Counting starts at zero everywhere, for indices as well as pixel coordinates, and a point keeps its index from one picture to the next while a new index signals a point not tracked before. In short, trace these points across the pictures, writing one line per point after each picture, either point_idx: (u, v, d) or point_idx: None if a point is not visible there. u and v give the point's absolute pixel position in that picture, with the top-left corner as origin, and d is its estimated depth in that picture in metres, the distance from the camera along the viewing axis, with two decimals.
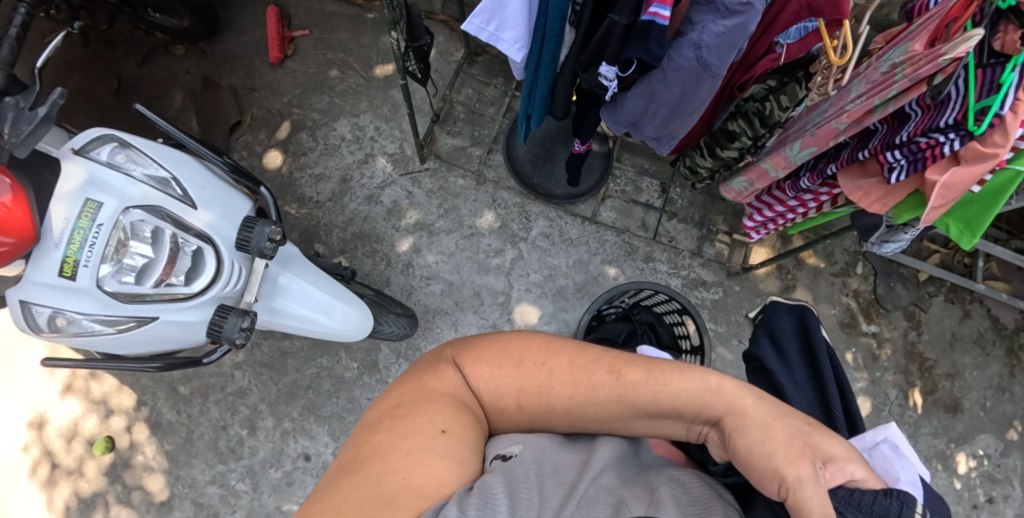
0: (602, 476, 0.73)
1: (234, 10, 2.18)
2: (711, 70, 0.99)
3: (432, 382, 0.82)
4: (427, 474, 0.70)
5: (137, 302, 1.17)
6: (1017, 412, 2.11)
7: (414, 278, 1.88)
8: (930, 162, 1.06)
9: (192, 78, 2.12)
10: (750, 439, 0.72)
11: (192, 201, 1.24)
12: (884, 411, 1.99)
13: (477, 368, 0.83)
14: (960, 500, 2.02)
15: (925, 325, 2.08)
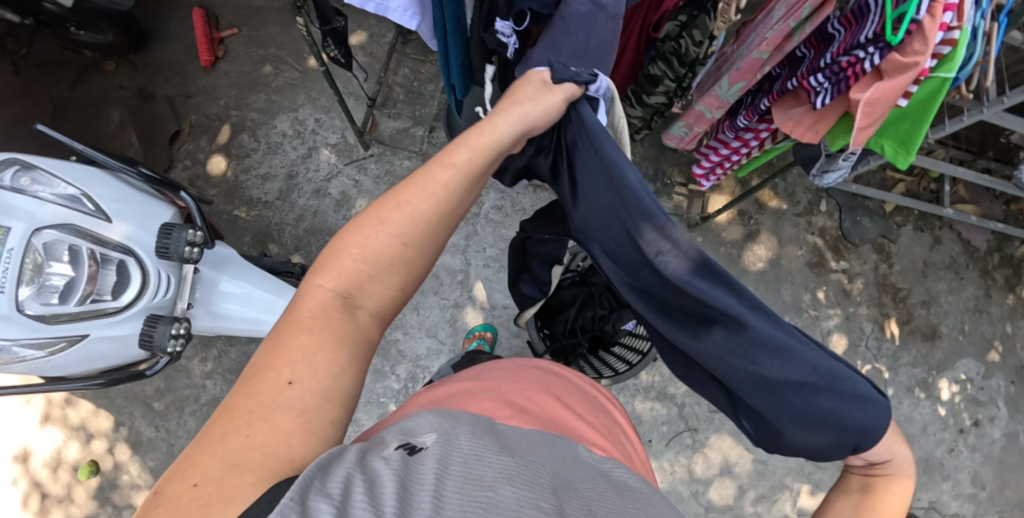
0: (517, 473, 0.63)
1: (160, 18, 2.11)
2: (605, 9, 0.98)
3: (291, 320, 0.71)
4: (306, 426, 0.62)
5: (65, 321, 1.18)
6: (995, 332, 2.10)
7: None
8: (853, 82, 1.02)
9: (126, 92, 2.06)
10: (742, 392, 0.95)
11: (105, 215, 1.24)
12: (861, 346, 1.98)
13: (331, 278, 0.75)
14: (945, 426, 2.03)
15: (895, 256, 2.05)
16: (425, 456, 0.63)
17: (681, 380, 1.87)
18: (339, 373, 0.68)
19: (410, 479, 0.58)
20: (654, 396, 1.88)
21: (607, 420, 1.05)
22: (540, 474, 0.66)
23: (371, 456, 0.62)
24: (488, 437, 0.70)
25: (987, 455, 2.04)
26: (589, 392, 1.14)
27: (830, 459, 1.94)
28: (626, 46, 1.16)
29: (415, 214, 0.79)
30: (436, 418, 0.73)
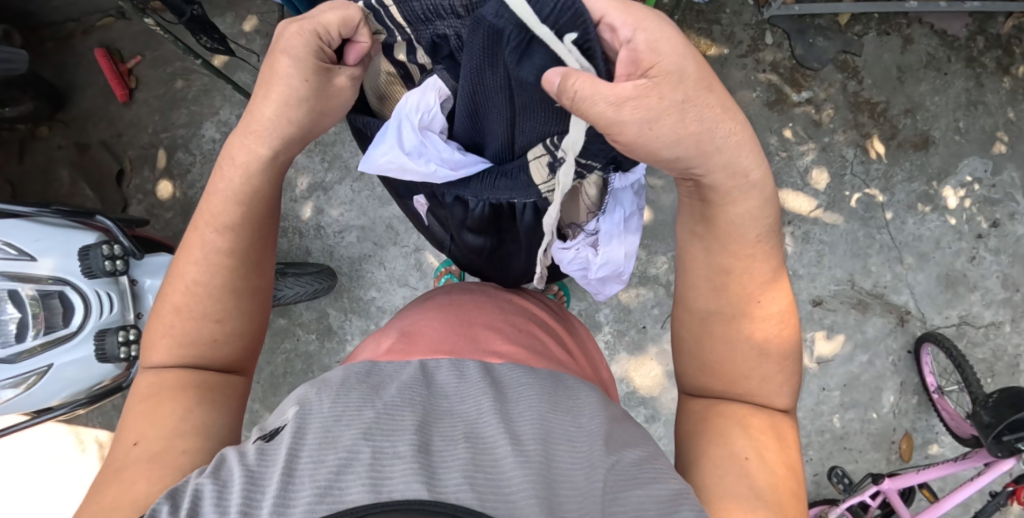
0: (376, 427, 0.60)
1: (68, 68, 2.10)
2: None
3: (139, 397, 0.84)
4: (155, 472, 0.71)
5: (22, 359, 1.20)
6: (997, 122, 1.92)
7: (328, 237, 1.87)
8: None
9: (66, 150, 2.07)
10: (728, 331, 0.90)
11: (28, 253, 1.23)
12: (846, 175, 1.84)
13: (159, 341, 0.88)
14: (961, 236, 1.89)
15: (863, 70, 1.87)
16: (282, 438, 0.61)
17: (660, 259, 1.79)
18: (184, 425, 0.78)
19: (261, 468, 0.57)
20: (637, 282, 1.80)
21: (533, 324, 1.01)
22: (402, 414, 0.62)
23: (231, 454, 0.62)
24: (358, 389, 0.67)
25: (1015, 253, 1.90)
26: (526, 306, 1.08)
27: (839, 300, 1.84)
28: None
29: (225, 212, 0.87)
30: (314, 385, 0.70)
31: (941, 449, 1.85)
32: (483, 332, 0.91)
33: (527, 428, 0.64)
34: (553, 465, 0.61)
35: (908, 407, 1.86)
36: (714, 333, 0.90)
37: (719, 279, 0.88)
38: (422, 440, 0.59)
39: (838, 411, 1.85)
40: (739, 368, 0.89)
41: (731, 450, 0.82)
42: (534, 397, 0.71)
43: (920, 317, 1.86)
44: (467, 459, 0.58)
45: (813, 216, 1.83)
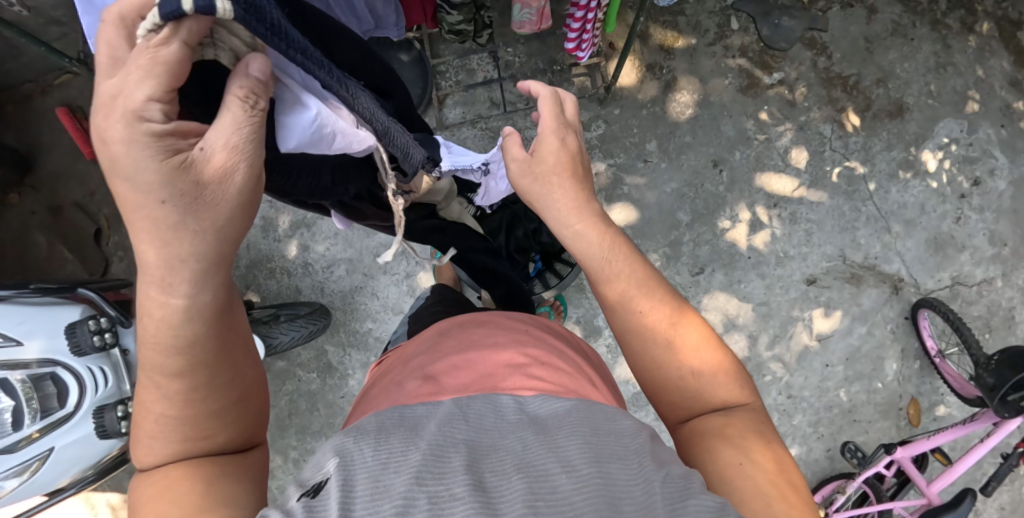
0: (425, 474, 0.53)
1: (31, 132, 2.05)
2: None
3: (140, 499, 0.62)
4: None
5: (20, 448, 1.17)
6: (967, 81, 1.93)
7: (317, 274, 1.84)
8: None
9: (40, 215, 2.03)
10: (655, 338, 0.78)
11: (13, 340, 1.19)
12: (826, 151, 1.84)
13: (147, 443, 0.64)
14: (944, 199, 1.90)
15: (830, 45, 1.87)
16: (329, 491, 0.54)
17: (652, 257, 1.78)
18: (207, 502, 0.59)
19: None
20: None
21: (552, 351, 0.89)
22: (450, 454, 0.56)
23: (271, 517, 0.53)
24: (383, 436, 0.59)
25: (998, 209, 1.92)
26: (538, 333, 0.95)
27: (832, 276, 1.85)
28: None
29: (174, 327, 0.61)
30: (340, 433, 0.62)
31: (947, 410, 1.88)
32: (503, 375, 0.78)
33: (575, 448, 0.58)
34: (608, 484, 0.55)
35: (910, 372, 1.88)
36: (639, 347, 0.78)
37: (608, 282, 0.80)
38: (476, 478, 0.54)
39: (843, 385, 1.86)
40: (674, 378, 0.76)
41: (726, 461, 0.67)
42: (575, 417, 0.63)
43: (913, 283, 1.88)
44: (524, 492, 0.53)
45: (798, 195, 1.83)
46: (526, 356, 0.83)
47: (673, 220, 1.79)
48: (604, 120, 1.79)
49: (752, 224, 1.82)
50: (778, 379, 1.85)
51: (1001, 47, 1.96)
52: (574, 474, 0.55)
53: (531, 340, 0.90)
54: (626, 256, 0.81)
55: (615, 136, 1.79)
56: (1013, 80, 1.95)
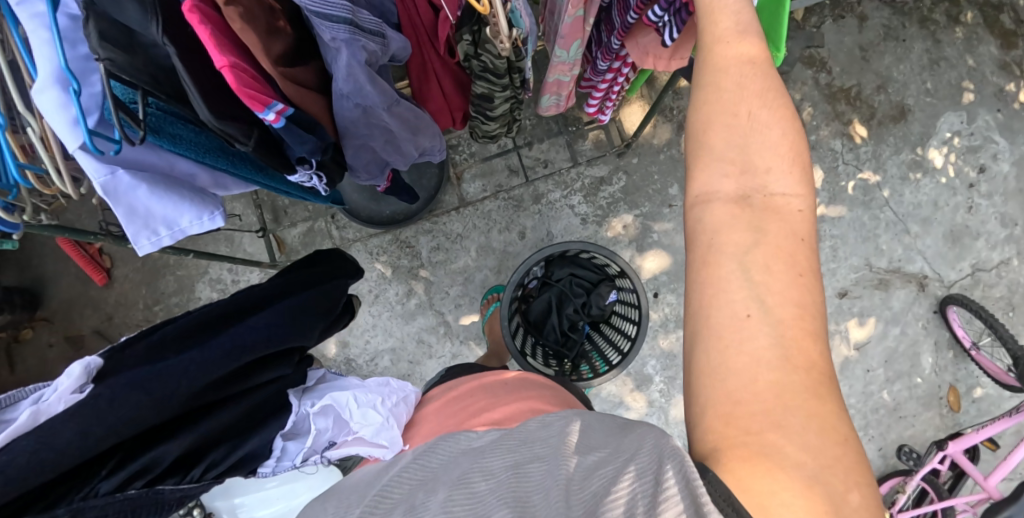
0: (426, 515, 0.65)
1: (35, 265, 1.97)
2: (378, 109, 0.87)
3: None
4: None
5: None
6: (962, 72, 1.97)
7: (361, 368, 1.79)
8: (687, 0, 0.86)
9: (58, 349, 1.97)
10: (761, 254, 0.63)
11: None
12: (839, 166, 1.92)
13: None
14: (955, 191, 1.96)
15: (829, 60, 1.92)
16: None
17: None
18: None
19: None
20: (675, 326, 1.81)
21: (523, 393, 1.04)
22: (388, 497, 0.77)
23: None
24: (342, 499, 0.85)
25: (1006, 192, 1.97)
26: (496, 381, 1.12)
27: (861, 285, 1.92)
28: (437, 72, 1.07)
29: None
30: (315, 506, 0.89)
31: (984, 392, 1.95)
32: (473, 419, 0.96)
33: (499, 464, 0.72)
34: (523, 485, 0.65)
35: (946, 362, 1.94)
36: (709, 132, 0.70)
37: (717, 66, 0.71)
38: (409, 504, 0.72)
39: (886, 386, 1.93)
40: (749, 164, 0.68)
41: (732, 312, 0.61)
42: (503, 444, 0.78)
43: (938, 278, 1.95)
44: (444, 499, 0.67)
45: (819, 214, 1.92)
46: (497, 402, 1.00)
47: None
48: (625, 171, 1.79)
49: None
50: None
51: (989, 33, 1.99)
52: (492, 480, 0.69)
53: (505, 387, 1.08)
54: (747, 69, 0.70)
55: (637, 186, 1.79)
56: (1003, 63, 1.99)
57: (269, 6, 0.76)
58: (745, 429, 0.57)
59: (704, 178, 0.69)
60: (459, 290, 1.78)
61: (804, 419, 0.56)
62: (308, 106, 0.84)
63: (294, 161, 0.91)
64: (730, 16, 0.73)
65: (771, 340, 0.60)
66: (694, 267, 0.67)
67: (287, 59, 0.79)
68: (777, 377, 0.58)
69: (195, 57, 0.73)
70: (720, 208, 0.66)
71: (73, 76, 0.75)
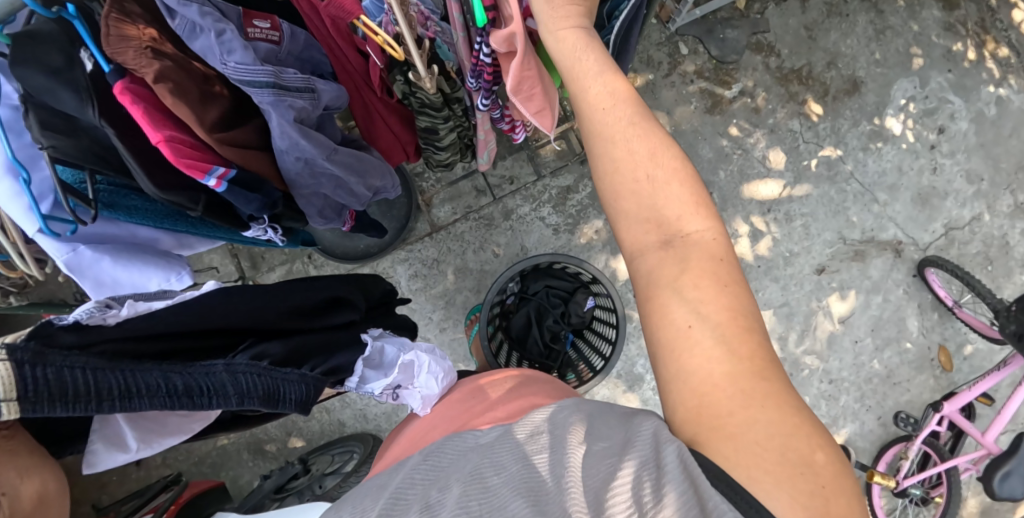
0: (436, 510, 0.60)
1: None
2: (318, 159, 0.89)
3: None
4: None
5: None
6: (908, 39, 2.00)
7: (356, 402, 1.82)
8: (490, 70, 0.88)
9: None
10: (693, 285, 0.66)
11: None
12: (800, 145, 1.95)
13: None
14: (917, 154, 1.98)
15: (776, 44, 1.95)
16: None
17: None
18: None
19: None
20: None
21: (523, 390, 0.97)
22: (407, 499, 0.66)
23: None
24: (357, 502, 0.71)
25: (968, 148, 2.00)
26: (497, 382, 1.04)
27: (838, 259, 1.94)
28: (380, 112, 1.10)
29: None
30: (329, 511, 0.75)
31: (974, 348, 1.96)
32: (478, 418, 0.88)
33: (509, 457, 0.65)
34: (535, 477, 0.61)
35: (932, 323, 1.96)
36: (620, 197, 0.73)
37: (604, 129, 0.74)
38: (423, 502, 0.63)
39: (876, 355, 1.95)
40: (661, 217, 0.70)
41: (675, 327, 0.65)
42: (514, 433, 0.70)
43: (912, 242, 1.97)
44: (457, 496, 0.60)
45: (787, 195, 1.94)
46: (499, 401, 0.93)
47: None
48: (589, 177, 1.82)
49: (753, 235, 1.94)
50: (816, 369, 1.95)
51: None
52: (504, 473, 0.62)
53: (502, 388, 1.00)
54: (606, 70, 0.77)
55: None
56: (947, 24, 2.02)
57: (202, 74, 0.78)
58: (715, 417, 0.60)
59: (627, 233, 0.72)
60: (441, 313, 1.80)
61: (763, 400, 0.60)
62: (252, 163, 0.86)
63: (247, 219, 0.93)
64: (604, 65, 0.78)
65: (716, 343, 0.63)
66: (638, 304, 0.71)
67: (226, 123, 0.81)
68: (727, 368, 0.62)
69: (134, 133, 0.76)
70: (650, 265, 0.69)
71: (21, 165, 0.76)
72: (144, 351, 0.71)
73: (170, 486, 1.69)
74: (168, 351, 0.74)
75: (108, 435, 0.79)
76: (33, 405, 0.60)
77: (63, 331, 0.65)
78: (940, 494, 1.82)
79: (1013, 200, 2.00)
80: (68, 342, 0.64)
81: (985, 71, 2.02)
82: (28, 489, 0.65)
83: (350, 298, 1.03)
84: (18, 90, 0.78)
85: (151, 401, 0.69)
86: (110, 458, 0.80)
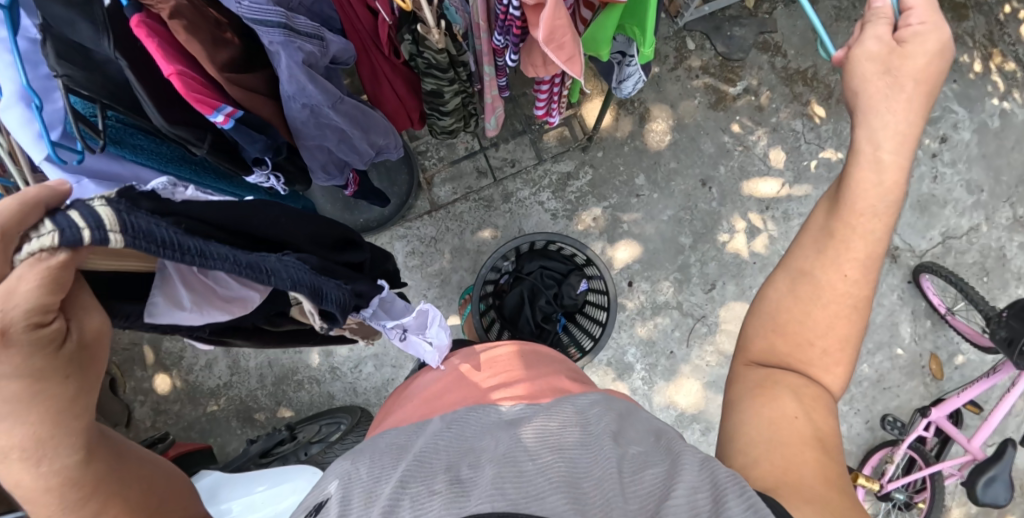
0: (473, 475, 0.59)
1: None
2: (324, 108, 0.92)
3: None
4: None
5: None
6: None
7: (346, 375, 1.83)
8: (517, 24, 0.90)
9: None
10: (810, 407, 0.67)
11: None
12: (801, 147, 1.92)
13: None
14: (918, 162, 1.99)
15: (783, 44, 1.93)
16: (327, 510, 0.62)
17: (664, 284, 1.84)
18: None
19: None
20: (651, 313, 1.84)
21: (546, 369, 0.99)
22: (433, 462, 0.64)
23: None
24: (374, 458, 0.71)
25: (970, 158, 2.01)
26: (506, 357, 1.04)
27: None
28: (386, 74, 1.12)
29: None
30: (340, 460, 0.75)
31: (965, 358, 1.96)
32: (499, 393, 0.88)
33: (541, 442, 0.64)
34: (571, 468, 0.59)
35: (924, 330, 1.96)
36: (786, 293, 0.71)
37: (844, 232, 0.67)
38: (452, 475, 0.60)
39: (866, 359, 1.95)
40: (807, 351, 0.69)
41: (782, 411, 0.66)
42: (551, 415, 0.71)
43: (908, 248, 1.98)
44: (491, 476, 0.57)
45: (785, 194, 1.90)
46: (514, 380, 0.93)
47: (676, 246, 1.85)
48: (589, 165, 1.83)
49: (749, 232, 1.88)
50: None
51: (939, 7, 2.03)
52: (537, 460, 0.60)
53: (515, 363, 1.01)
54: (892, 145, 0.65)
55: (604, 179, 1.84)
56: (954, 35, 2.03)
57: (215, 20, 0.80)
58: (782, 469, 0.62)
59: (766, 327, 0.72)
60: (436, 291, 1.81)
61: (836, 488, 0.61)
62: (258, 110, 0.88)
63: (250, 163, 0.95)
64: (867, 245, 0.67)
65: (806, 425, 0.66)
66: (740, 388, 0.71)
67: (235, 67, 0.83)
68: (816, 455, 0.63)
69: (146, 68, 0.78)
70: (759, 382, 0.70)
71: (35, 92, 0.77)
72: (210, 226, 0.66)
73: (156, 443, 1.70)
74: (231, 235, 0.69)
75: (186, 278, 0.69)
76: (133, 240, 0.52)
77: (146, 195, 0.59)
78: (923, 500, 1.82)
79: (1011, 213, 2.00)
80: (150, 203, 0.59)
81: (990, 83, 2.03)
82: (91, 324, 0.56)
83: (362, 243, 1.03)
84: (37, 23, 0.80)
85: (226, 264, 0.64)
86: (167, 315, 0.69)
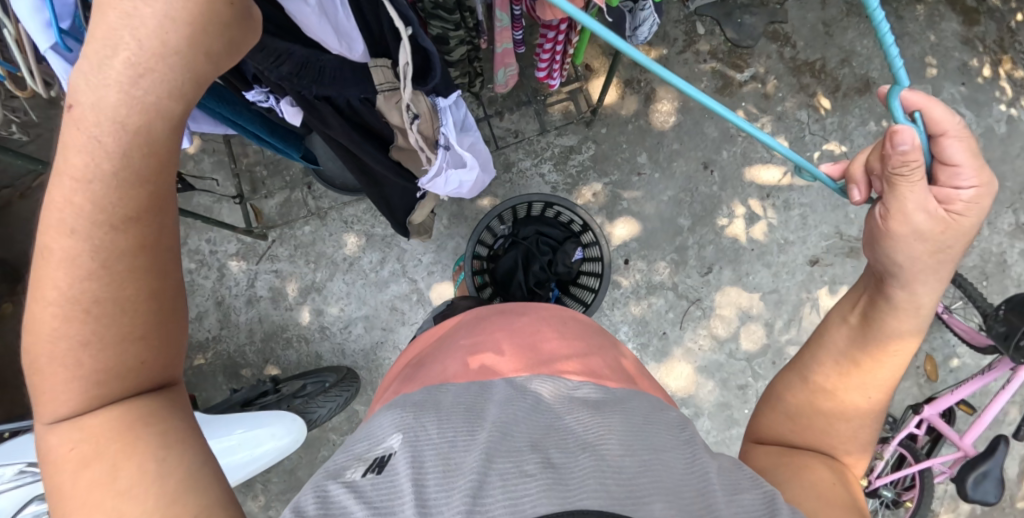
0: (570, 458, 0.57)
1: None
2: None
3: (59, 463, 0.49)
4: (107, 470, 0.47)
5: None
6: (923, 48, 2.02)
7: (336, 336, 1.80)
8: None
9: None
10: (838, 478, 0.69)
11: None
12: (806, 136, 1.94)
13: (53, 396, 0.48)
14: None
15: (793, 35, 1.97)
16: (395, 462, 0.58)
17: (660, 265, 1.83)
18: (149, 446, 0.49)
19: (383, 497, 0.53)
20: (646, 293, 1.83)
21: (583, 345, 0.98)
22: (517, 436, 0.61)
23: (336, 485, 0.56)
24: (442, 417, 0.66)
25: None
26: (527, 325, 1.04)
27: (832, 253, 1.86)
28: None
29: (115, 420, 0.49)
30: (396, 412, 0.69)
31: (961, 362, 1.94)
32: (547, 367, 0.86)
33: (626, 433, 0.64)
34: (660, 471, 0.59)
35: None
36: (808, 389, 0.72)
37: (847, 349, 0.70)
38: (543, 455, 0.57)
39: None
40: (829, 433, 0.72)
41: (825, 480, 0.67)
42: (628, 406, 0.72)
43: None
44: (591, 464, 0.56)
45: (787, 183, 1.88)
46: (557, 356, 0.91)
47: (675, 227, 1.84)
48: (592, 141, 1.83)
49: (748, 218, 1.86)
50: None
51: (950, 10, 2.04)
52: (630, 455, 0.59)
53: (542, 333, 1.01)
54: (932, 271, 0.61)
55: (606, 155, 1.84)
56: (965, 38, 2.03)
57: None
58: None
59: (792, 405, 0.74)
60: (432, 257, 1.81)
61: None
62: None
63: (250, 78, 0.95)
64: (894, 370, 0.68)
65: (845, 490, 0.67)
66: (769, 465, 0.72)
67: None
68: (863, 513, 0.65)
69: None
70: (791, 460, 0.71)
71: None
72: None
73: None
74: None
75: None
76: None
77: None
78: (910, 498, 1.79)
79: (1013, 219, 1.99)
80: None
81: (998, 89, 2.03)
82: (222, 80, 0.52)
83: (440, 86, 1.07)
84: None
85: None
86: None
